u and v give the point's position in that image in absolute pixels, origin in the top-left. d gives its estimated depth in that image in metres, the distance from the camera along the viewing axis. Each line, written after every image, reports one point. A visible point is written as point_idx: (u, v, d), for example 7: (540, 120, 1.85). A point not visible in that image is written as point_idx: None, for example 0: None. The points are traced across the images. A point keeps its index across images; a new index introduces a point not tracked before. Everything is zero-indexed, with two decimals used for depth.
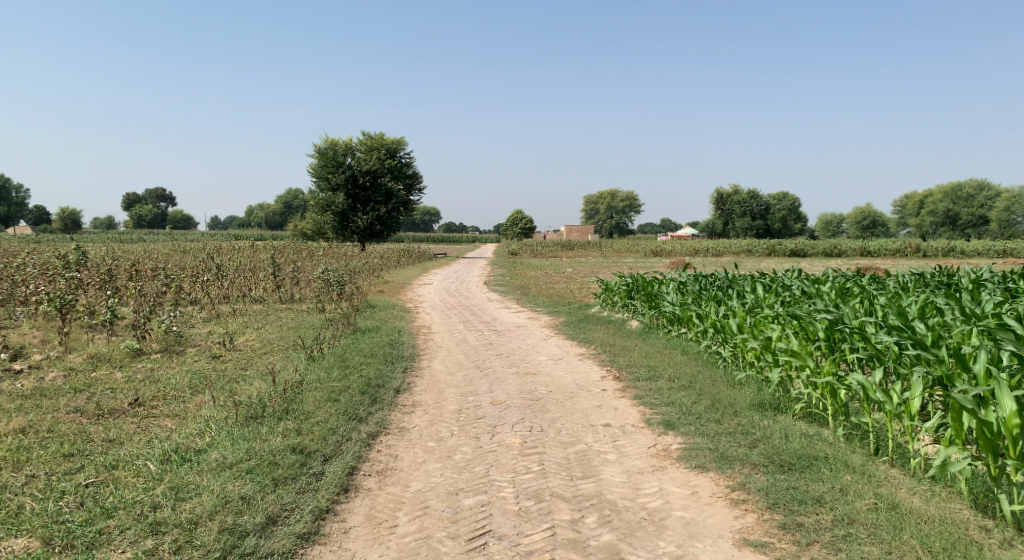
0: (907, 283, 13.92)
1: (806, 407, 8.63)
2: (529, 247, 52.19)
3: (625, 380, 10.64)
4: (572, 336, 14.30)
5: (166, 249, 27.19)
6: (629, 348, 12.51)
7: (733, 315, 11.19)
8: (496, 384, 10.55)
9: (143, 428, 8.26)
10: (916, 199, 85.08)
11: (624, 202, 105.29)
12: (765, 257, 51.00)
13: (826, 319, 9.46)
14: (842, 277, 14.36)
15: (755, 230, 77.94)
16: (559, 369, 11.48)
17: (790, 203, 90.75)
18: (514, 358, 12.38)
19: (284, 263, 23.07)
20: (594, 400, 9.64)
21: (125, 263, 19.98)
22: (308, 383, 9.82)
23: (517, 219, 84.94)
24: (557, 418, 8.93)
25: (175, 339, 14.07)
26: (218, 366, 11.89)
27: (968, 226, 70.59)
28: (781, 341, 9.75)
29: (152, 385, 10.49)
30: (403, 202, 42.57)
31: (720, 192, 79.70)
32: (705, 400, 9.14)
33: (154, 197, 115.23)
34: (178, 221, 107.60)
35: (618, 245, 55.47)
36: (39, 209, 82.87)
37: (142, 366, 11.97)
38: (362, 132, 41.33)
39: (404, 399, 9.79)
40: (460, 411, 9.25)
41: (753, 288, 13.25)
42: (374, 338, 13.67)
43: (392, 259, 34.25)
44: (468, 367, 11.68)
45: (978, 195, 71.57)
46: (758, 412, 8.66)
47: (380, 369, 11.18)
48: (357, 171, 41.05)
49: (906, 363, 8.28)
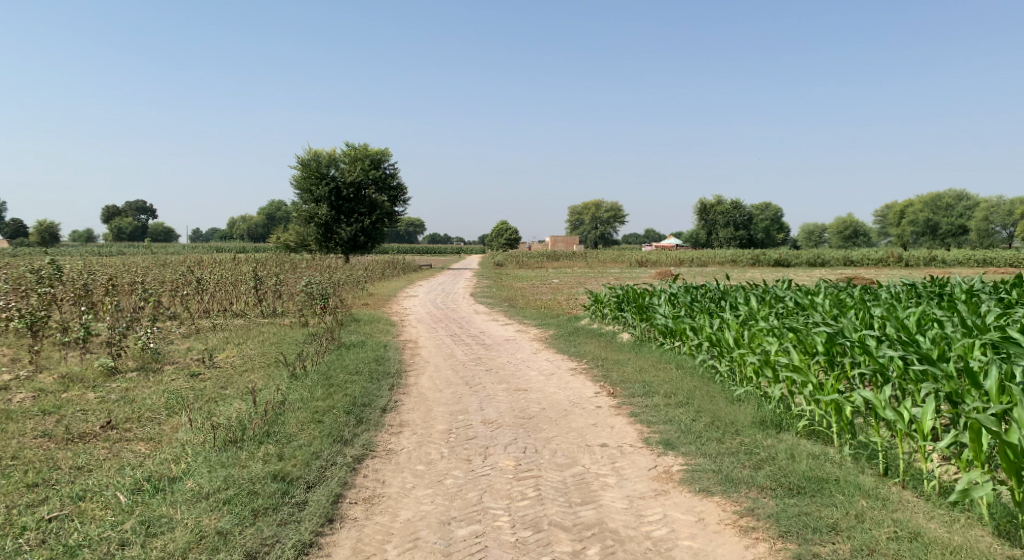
0: (901, 293, 13.69)
1: (809, 424, 8.30)
2: (514, 258, 51.82)
3: (620, 396, 10.28)
4: (562, 349, 13.93)
5: (145, 262, 26.60)
6: (622, 362, 12.16)
7: (728, 328, 10.87)
8: (486, 401, 10.16)
9: (114, 454, 7.81)
10: (898, 208, 85.57)
11: (608, 212, 105.31)
12: (749, 268, 50.91)
13: (826, 331, 9.16)
14: (834, 287, 14.09)
15: (739, 240, 77.91)
16: (551, 385, 11.11)
17: (773, 213, 91.09)
18: (505, 373, 12.01)
19: (266, 276, 22.57)
20: (590, 418, 9.27)
21: (102, 277, 19.44)
22: (291, 403, 9.38)
23: (501, 230, 84.64)
24: (551, 438, 8.55)
25: (152, 356, 13.58)
26: (196, 385, 11.43)
27: (947, 235, 70.13)
28: (780, 355, 9.43)
29: (126, 405, 10.02)
30: (387, 214, 42.18)
31: (703, 202, 79.80)
32: (704, 418, 8.80)
33: (134, 209, 113.84)
34: (159, 234, 106.35)
35: (603, 255, 55.23)
36: (17, 223, 81.64)
37: (116, 386, 11.48)
38: (346, 143, 40.91)
39: (391, 418, 9.38)
40: (450, 432, 8.85)
41: (747, 300, 12.95)
42: (359, 354, 13.25)
43: (377, 271, 33.81)
44: (456, 384, 11.30)
45: (957, 205, 72.13)
46: (760, 431, 8.31)
47: (365, 386, 10.76)
48: (340, 183, 40.59)
49: (912, 379, 7.99)
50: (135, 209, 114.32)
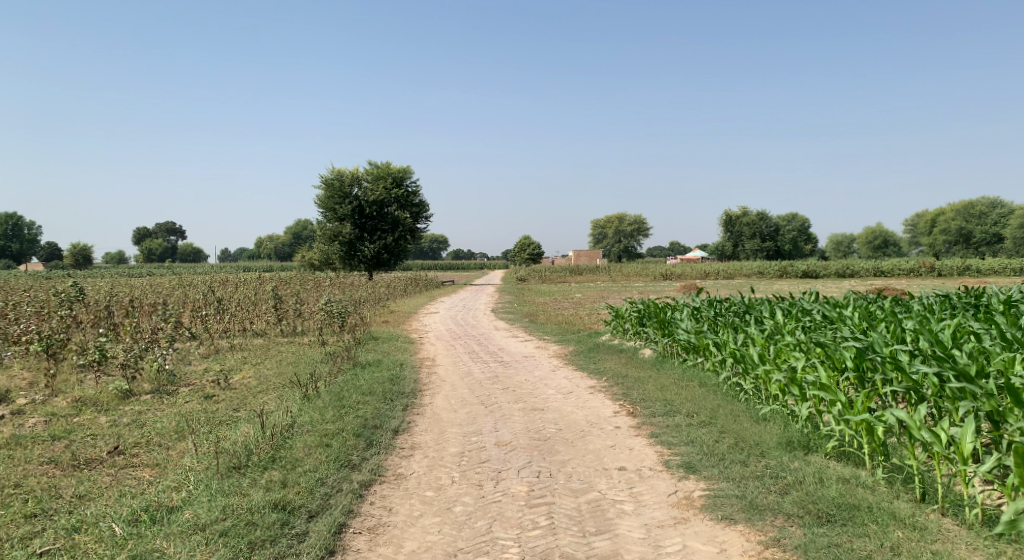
0: (933, 304, 13.20)
1: (838, 445, 7.89)
2: (538, 273, 51.51)
3: (640, 415, 9.92)
4: (582, 366, 13.57)
5: (168, 283, 26.62)
6: (643, 380, 11.79)
7: (753, 344, 10.48)
8: (502, 422, 9.83)
9: (117, 481, 7.60)
10: (929, 217, 84.11)
11: (632, 226, 104.79)
12: (775, 280, 50.20)
13: (855, 346, 8.77)
14: (863, 299, 13.63)
15: (765, 251, 76.89)
16: (569, 404, 10.77)
17: (799, 224, 90.32)
18: (522, 392, 11.67)
19: (286, 295, 22.44)
20: (608, 439, 8.92)
21: (122, 297, 19.39)
22: (300, 427, 9.13)
23: (524, 245, 84.35)
24: (567, 461, 8.21)
25: (168, 379, 13.41)
26: (209, 408, 11.22)
27: (981, 244, 69.41)
28: (807, 372, 9.04)
29: (136, 429, 9.82)
30: (410, 230, 42.07)
31: (727, 214, 79.05)
32: (728, 438, 8.43)
33: (164, 230, 115.37)
34: (188, 254, 107.29)
35: (627, 269, 54.69)
36: (50, 245, 82.74)
37: (129, 409, 11.31)
38: (368, 161, 40.95)
39: (403, 441, 9.10)
40: (463, 454, 8.54)
41: (772, 314, 12.54)
42: (375, 373, 12.98)
43: (399, 288, 33.67)
44: (472, 403, 10.99)
45: (990, 213, 70.68)
46: (787, 453, 7.91)
47: (378, 407, 10.48)
48: (363, 202, 40.59)
49: (949, 397, 7.59)
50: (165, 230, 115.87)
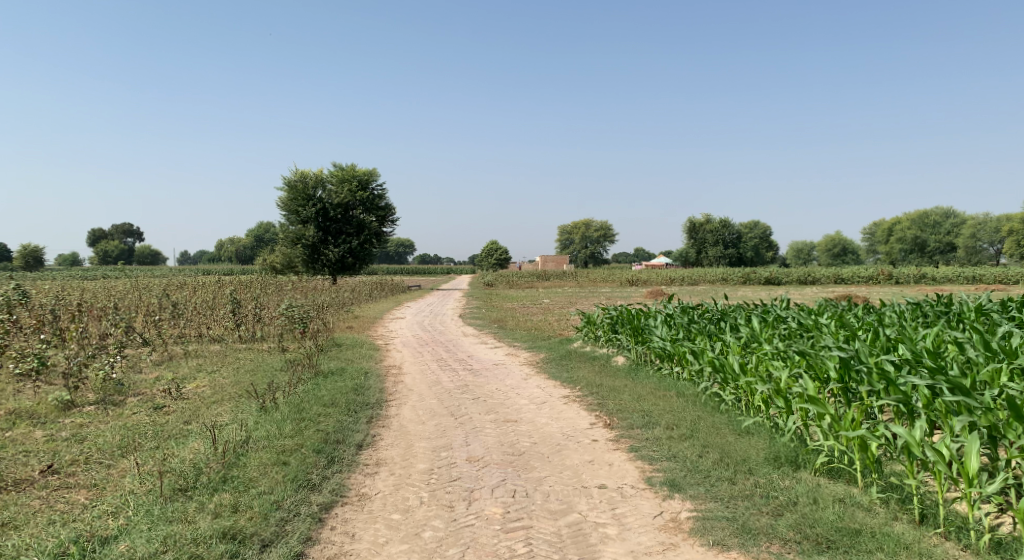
0: (906, 311, 12.91)
1: (828, 460, 7.47)
2: (504, 278, 51.05)
3: (618, 428, 9.43)
4: (555, 375, 13.06)
5: (121, 286, 25.55)
6: (619, 389, 11.32)
7: (732, 352, 10.05)
8: (473, 435, 9.25)
9: (48, 506, 6.93)
10: (886, 227, 85.07)
11: (598, 232, 104.93)
12: (739, 287, 50.32)
13: (840, 356, 8.37)
14: (837, 305, 13.30)
15: (729, 258, 77.28)
16: (542, 415, 10.24)
17: (761, 231, 91.21)
18: (493, 402, 11.10)
19: (245, 299, 21.59)
20: (585, 454, 8.42)
21: (69, 301, 18.43)
22: (255, 442, 8.49)
23: (490, 250, 83.88)
24: (544, 478, 7.69)
25: (115, 388, 12.63)
26: (157, 420, 10.51)
27: (935, 253, 69.87)
28: (791, 383, 8.62)
29: (77, 445, 9.11)
30: (376, 234, 41.31)
31: (691, 221, 79.33)
32: (712, 454, 7.97)
33: (122, 232, 112.90)
34: (147, 257, 105.15)
35: (593, 274, 54.38)
36: (3, 246, 80.30)
37: (69, 422, 10.55)
38: (333, 164, 40.18)
39: (367, 457, 8.50)
40: (432, 472, 7.97)
41: (747, 321, 12.13)
42: (337, 383, 12.31)
43: (364, 293, 32.95)
44: (441, 415, 10.40)
45: (944, 222, 71.78)
46: (776, 469, 7.48)
47: (341, 420, 9.85)
48: (327, 205, 39.77)
49: (942, 411, 7.24)
50: (122, 233, 113.29)
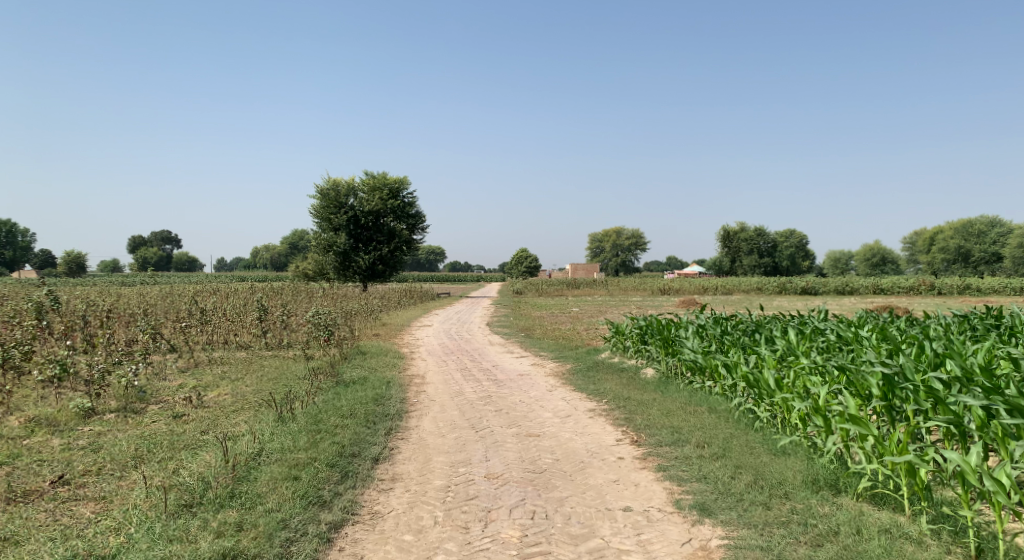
0: (951, 323, 12.31)
1: (870, 485, 7.03)
2: (534, 286, 50.68)
3: (646, 445, 9.01)
4: (581, 386, 12.65)
5: (152, 292, 25.55)
6: (647, 403, 10.90)
7: (766, 367, 9.57)
8: (494, 450, 8.89)
9: (51, 519, 6.70)
10: (926, 236, 83.28)
11: (631, 241, 104.18)
12: (774, 296, 49.39)
13: (884, 372, 7.88)
14: (878, 317, 12.72)
15: (763, 267, 76.13)
16: (566, 430, 9.84)
17: (797, 240, 89.76)
18: (516, 415, 10.72)
19: (272, 306, 21.42)
20: (610, 473, 8.02)
21: (97, 305, 18.38)
22: (268, 455, 8.21)
23: (521, 258, 83.42)
24: (565, 498, 7.32)
25: (136, 395, 12.45)
26: (174, 429, 10.28)
27: (980, 263, 68.26)
28: (830, 401, 8.16)
29: (90, 455, 8.90)
30: (406, 242, 41.15)
31: (725, 229, 78.22)
32: (745, 474, 7.54)
33: (159, 238, 114.44)
34: (183, 263, 106.31)
35: (624, 282, 53.71)
36: (43, 251, 81.76)
37: (87, 431, 10.36)
38: (364, 171, 40.10)
39: (383, 471, 8.17)
40: (448, 489, 7.61)
41: (783, 333, 11.61)
42: (358, 393, 12.01)
43: (393, 300, 32.76)
44: (462, 428, 10.05)
45: (989, 232, 69.75)
46: (814, 494, 7.03)
47: (358, 432, 9.54)
48: (358, 213, 39.72)
49: (998, 435, 6.83)
50: (160, 239, 114.72)
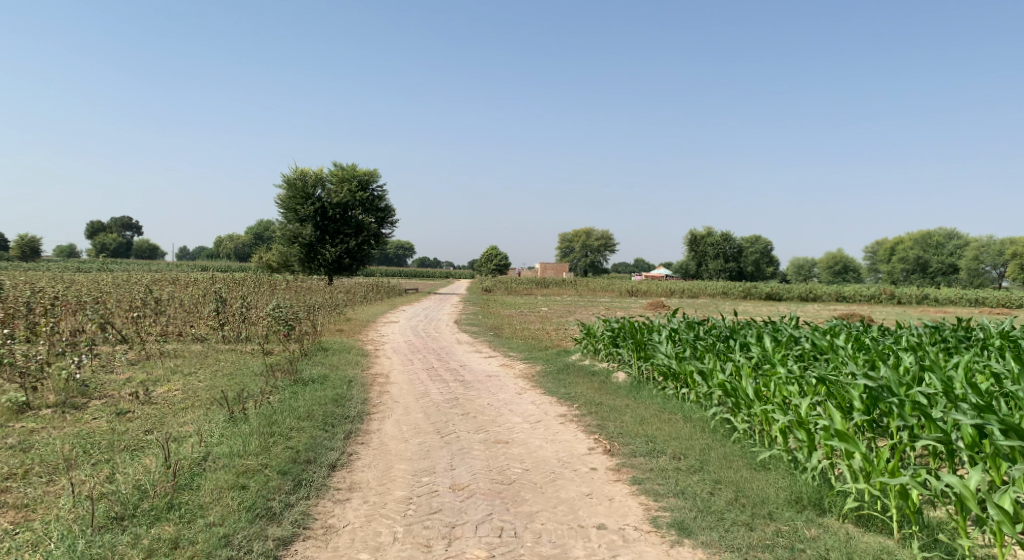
0: (926, 333, 11.97)
1: (857, 506, 6.62)
2: (502, 284, 50.19)
3: (620, 454, 8.54)
4: (551, 390, 12.15)
5: (107, 279, 24.50)
6: (620, 409, 10.43)
7: (744, 376, 9.12)
8: (459, 458, 8.35)
9: None
10: (887, 245, 84.25)
11: (599, 241, 104.18)
12: (739, 301, 49.49)
13: (866, 385, 7.48)
14: (854, 326, 12.34)
15: (729, 271, 76.49)
16: (536, 436, 9.34)
17: (762, 246, 90.42)
18: (483, 419, 10.19)
19: (232, 297, 20.61)
20: (583, 485, 7.53)
21: (44, 291, 17.44)
22: (215, 461, 7.60)
23: (490, 256, 82.91)
24: (535, 513, 6.83)
25: (78, 389, 11.70)
26: (117, 428, 9.59)
27: (937, 274, 68.84)
28: (812, 414, 7.71)
29: (20, 455, 8.22)
30: (374, 236, 40.40)
31: (692, 234, 78.43)
32: (725, 491, 7.10)
33: (120, 225, 111.76)
34: (144, 250, 103.81)
35: (592, 283, 53.41)
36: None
37: (21, 428, 9.61)
38: (333, 163, 39.28)
39: (340, 479, 7.61)
40: (410, 501, 7.06)
41: (759, 339, 11.19)
42: (317, 393, 11.38)
43: (359, 294, 32.03)
44: (426, 432, 9.50)
45: (947, 244, 70.91)
46: (798, 515, 6.59)
47: (315, 436, 8.94)
48: (326, 204, 38.89)
49: (992, 456, 6.45)
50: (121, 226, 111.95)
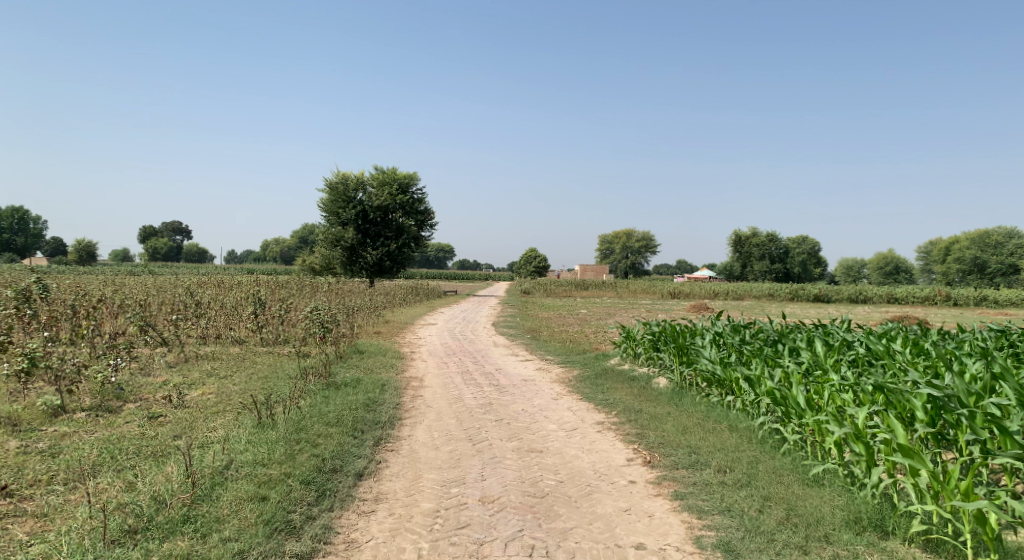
0: (990, 337, 11.22)
1: (925, 529, 6.11)
2: (542, 286, 49.73)
3: (660, 466, 8.08)
4: (589, 396, 11.70)
5: (152, 282, 24.61)
6: (661, 418, 9.93)
7: (794, 383, 8.52)
8: (491, 468, 7.95)
9: None
10: (942, 245, 81.72)
11: (641, 243, 103.01)
12: (786, 303, 48.27)
13: (931, 395, 6.88)
14: (912, 329, 11.61)
15: (774, 273, 74.90)
16: (572, 445, 8.90)
17: (809, 247, 88.43)
18: (518, 426, 9.78)
19: (271, 300, 20.49)
20: (620, 500, 7.09)
21: (87, 293, 17.47)
22: (237, 470, 7.32)
23: (532, 258, 82.36)
24: (570, 530, 6.43)
25: (113, 393, 11.55)
26: (146, 432, 9.38)
27: (996, 274, 66.31)
28: (871, 425, 7.15)
29: (47, 460, 8.06)
30: (414, 238, 40.25)
31: (736, 235, 77.01)
32: (776, 508, 6.61)
33: (171, 229, 113.87)
34: (193, 254, 105.36)
35: (634, 284, 52.58)
36: (53, 240, 81.07)
37: (52, 433, 9.46)
38: (374, 166, 39.21)
39: (366, 490, 7.27)
40: (437, 514, 6.70)
41: (809, 343, 10.57)
42: (349, 397, 11.07)
43: (398, 296, 31.82)
44: (458, 440, 9.12)
45: (1005, 243, 68.09)
46: (858, 538, 6.12)
47: (343, 443, 8.63)
48: (367, 207, 38.83)
49: None
50: (171, 231, 113.61)
